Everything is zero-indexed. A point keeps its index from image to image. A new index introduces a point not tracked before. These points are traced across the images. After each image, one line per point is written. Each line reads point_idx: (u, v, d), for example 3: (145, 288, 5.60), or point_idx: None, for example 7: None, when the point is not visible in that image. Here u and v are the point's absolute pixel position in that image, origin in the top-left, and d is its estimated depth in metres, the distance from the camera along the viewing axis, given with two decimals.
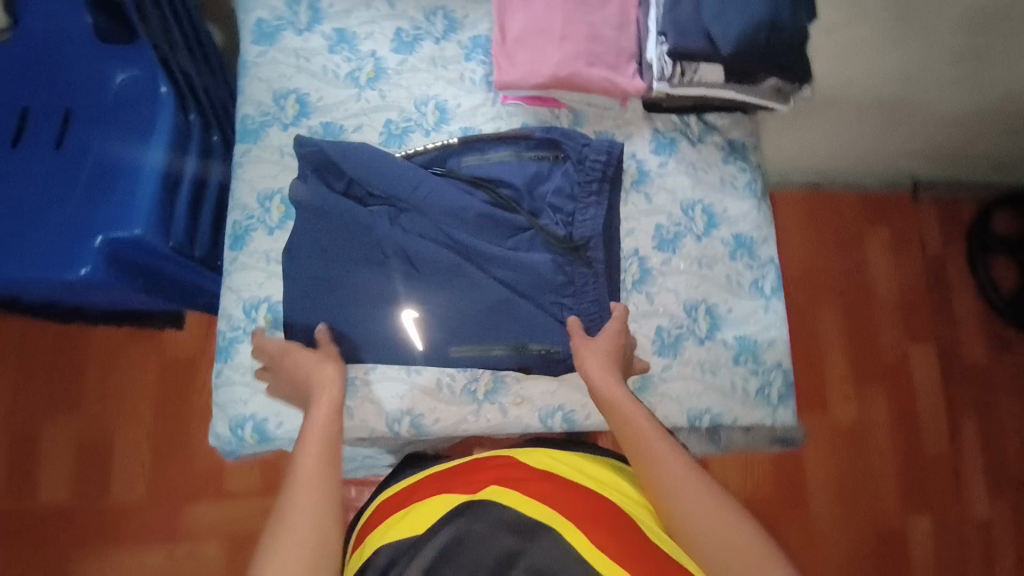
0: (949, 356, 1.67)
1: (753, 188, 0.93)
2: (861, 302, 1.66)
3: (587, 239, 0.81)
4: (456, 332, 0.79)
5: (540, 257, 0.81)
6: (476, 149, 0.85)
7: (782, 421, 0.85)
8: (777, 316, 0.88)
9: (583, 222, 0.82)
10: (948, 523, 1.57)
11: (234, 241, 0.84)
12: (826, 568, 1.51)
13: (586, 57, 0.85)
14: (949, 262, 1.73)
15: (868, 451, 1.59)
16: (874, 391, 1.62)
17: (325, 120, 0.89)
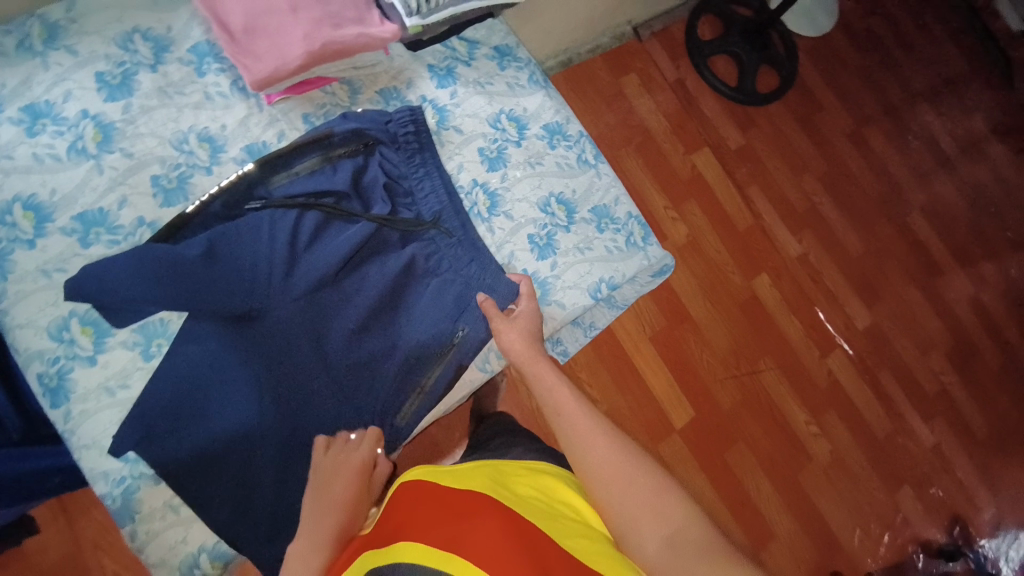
0: (719, 148, 2.00)
1: (535, 79, 0.99)
2: (646, 138, 1.91)
3: (436, 212, 0.85)
4: (387, 408, 0.77)
5: (405, 245, 0.83)
6: (281, 164, 0.77)
7: (655, 254, 0.98)
8: (610, 176, 0.99)
9: (424, 197, 0.85)
10: (780, 272, 1.94)
11: (53, 396, 0.69)
12: (722, 352, 1.78)
13: (329, 20, 0.80)
14: (687, 78, 2.02)
15: (706, 250, 1.87)
16: (689, 204, 1.90)
17: (77, 212, 0.73)
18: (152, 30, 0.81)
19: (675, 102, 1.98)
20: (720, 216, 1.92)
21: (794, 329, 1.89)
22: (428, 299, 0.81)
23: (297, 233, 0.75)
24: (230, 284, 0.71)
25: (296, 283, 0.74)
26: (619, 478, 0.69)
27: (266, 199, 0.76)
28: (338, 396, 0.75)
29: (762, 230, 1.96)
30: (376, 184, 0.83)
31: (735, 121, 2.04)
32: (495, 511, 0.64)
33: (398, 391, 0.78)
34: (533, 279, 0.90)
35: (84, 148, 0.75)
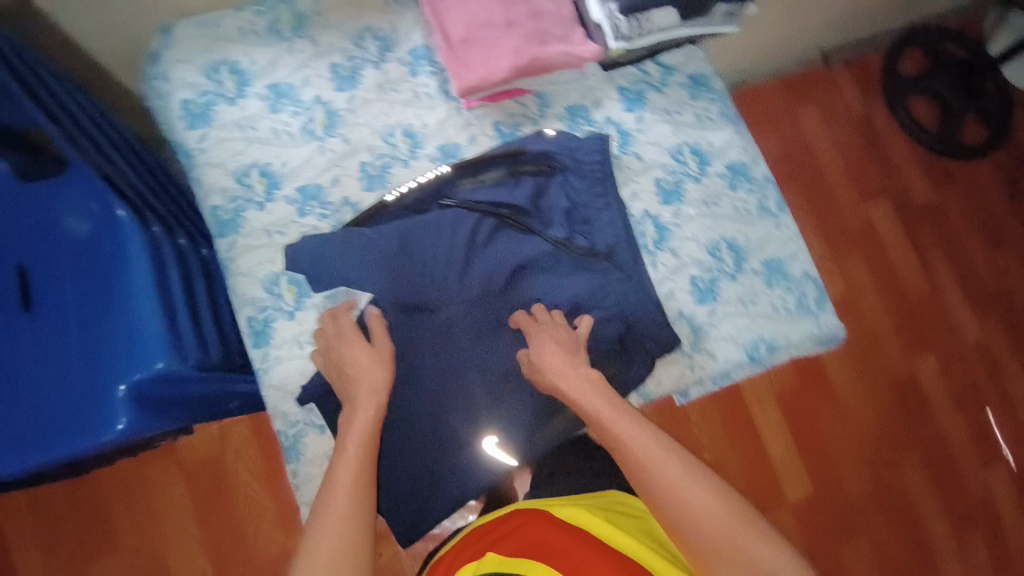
0: (902, 202, 1.76)
1: (727, 114, 0.95)
2: (813, 177, 1.75)
3: (612, 245, 0.86)
4: (528, 423, 0.84)
5: (578, 270, 0.84)
6: (471, 171, 0.85)
7: (827, 324, 0.91)
8: (790, 229, 0.93)
9: (601, 231, 0.87)
10: (950, 356, 1.68)
11: (256, 338, 0.81)
12: (858, 429, 1.59)
13: (537, 37, 0.82)
14: (875, 117, 1.81)
15: (862, 313, 1.67)
16: (852, 257, 1.71)
17: (298, 185, 0.84)
18: (382, 30, 0.89)
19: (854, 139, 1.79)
20: (888, 277, 1.71)
21: (953, 423, 1.64)
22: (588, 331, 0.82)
23: (475, 236, 0.82)
24: (415, 274, 0.80)
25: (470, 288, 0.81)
26: (698, 514, 0.64)
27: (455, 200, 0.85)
28: (484, 392, 0.83)
29: (936, 302, 1.71)
30: (555, 208, 0.86)
31: (926, 172, 1.79)
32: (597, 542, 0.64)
33: (540, 410, 0.85)
34: (687, 322, 0.89)
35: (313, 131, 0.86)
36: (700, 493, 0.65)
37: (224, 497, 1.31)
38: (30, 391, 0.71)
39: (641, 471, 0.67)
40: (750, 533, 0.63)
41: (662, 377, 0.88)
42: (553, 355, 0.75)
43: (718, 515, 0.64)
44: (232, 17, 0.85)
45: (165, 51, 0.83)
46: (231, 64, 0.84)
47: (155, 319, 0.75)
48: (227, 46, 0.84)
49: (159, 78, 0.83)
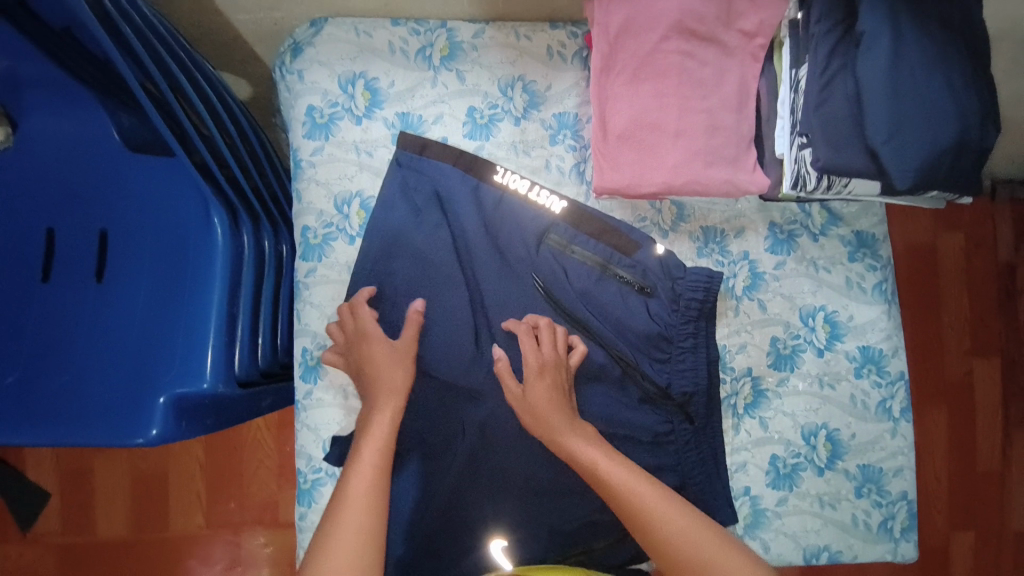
0: (1014, 369, 1.67)
1: (883, 289, 0.81)
2: (926, 307, 1.67)
3: (687, 393, 0.76)
4: (551, 550, 0.77)
5: (638, 409, 0.77)
6: (567, 237, 0.77)
7: (903, 554, 0.80)
8: (906, 440, 0.80)
9: (681, 371, 0.77)
10: (989, 541, 1.65)
11: (305, 372, 0.78)
12: None
13: (704, 156, 0.72)
14: (1021, 269, 1.67)
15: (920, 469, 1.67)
16: (930, 410, 1.69)
17: None
18: (534, 83, 0.80)
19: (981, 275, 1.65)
20: (965, 440, 1.65)
21: None
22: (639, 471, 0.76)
23: (567, 279, 0.77)
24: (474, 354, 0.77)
25: None
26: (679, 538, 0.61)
27: (559, 242, 0.77)
28: (517, 503, 0.77)
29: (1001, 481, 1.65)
30: (640, 329, 0.77)
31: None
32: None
33: (566, 538, 0.77)
34: (751, 502, 0.79)
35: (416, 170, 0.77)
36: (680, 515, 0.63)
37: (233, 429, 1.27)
38: (85, 363, 0.72)
39: (621, 489, 0.65)
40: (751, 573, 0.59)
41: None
42: (552, 399, 0.71)
43: (720, 554, 0.60)
44: (386, 28, 0.78)
45: (308, 47, 0.77)
46: (368, 79, 0.78)
47: (213, 336, 0.73)
48: (370, 60, 0.78)
49: (294, 73, 0.78)
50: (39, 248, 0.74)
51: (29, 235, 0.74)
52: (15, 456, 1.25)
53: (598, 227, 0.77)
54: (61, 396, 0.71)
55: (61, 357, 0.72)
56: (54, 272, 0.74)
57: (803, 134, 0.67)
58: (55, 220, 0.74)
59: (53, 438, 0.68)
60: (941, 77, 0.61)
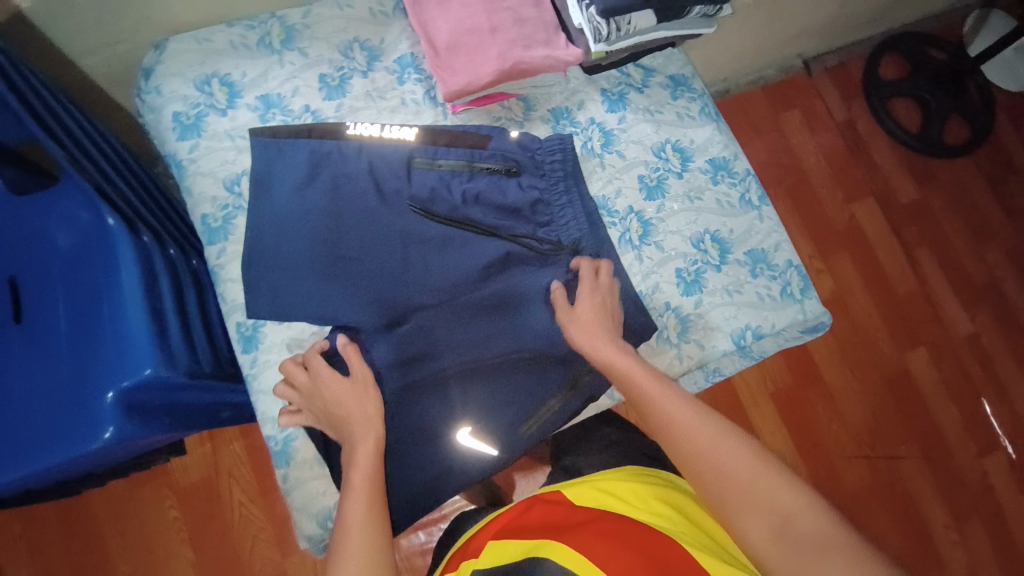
0: (887, 198, 1.91)
1: (707, 113, 0.97)
2: (796, 173, 1.89)
3: (576, 239, 0.89)
4: (519, 418, 0.84)
5: (538, 273, 0.87)
6: (429, 152, 0.88)
7: (813, 311, 0.90)
8: (773, 220, 0.94)
9: (565, 226, 0.89)
10: (939, 349, 1.81)
11: (246, 343, 0.82)
12: (855, 423, 1.71)
13: (521, 42, 0.85)
14: (857, 120, 1.96)
15: (856, 311, 1.81)
16: (841, 258, 1.85)
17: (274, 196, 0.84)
18: (369, 41, 0.92)
19: (829, 135, 1.93)
20: (874, 268, 1.85)
21: (946, 412, 1.76)
22: (561, 323, 0.86)
23: (449, 190, 0.87)
24: (382, 284, 0.83)
25: (450, 270, 0.85)
26: (680, 423, 0.72)
27: (432, 160, 0.88)
28: (483, 389, 0.84)
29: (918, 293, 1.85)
30: (523, 200, 0.88)
31: (908, 171, 1.94)
32: (607, 518, 0.70)
33: (529, 403, 0.85)
34: (675, 313, 0.88)
35: (276, 152, 0.85)
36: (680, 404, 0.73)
37: (219, 520, 1.30)
38: (22, 401, 0.74)
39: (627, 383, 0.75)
40: (775, 478, 0.67)
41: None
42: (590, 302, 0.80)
43: (700, 426, 0.71)
44: (223, 32, 0.88)
45: (158, 65, 0.86)
46: (221, 76, 0.87)
47: (143, 330, 0.76)
48: (218, 60, 0.88)
49: (152, 91, 0.86)
50: None
51: None
52: None
53: (452, 137, 0.89)
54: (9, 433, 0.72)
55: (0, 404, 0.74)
56: None
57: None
58: None
59: (13, 474, 0.70)
60: None
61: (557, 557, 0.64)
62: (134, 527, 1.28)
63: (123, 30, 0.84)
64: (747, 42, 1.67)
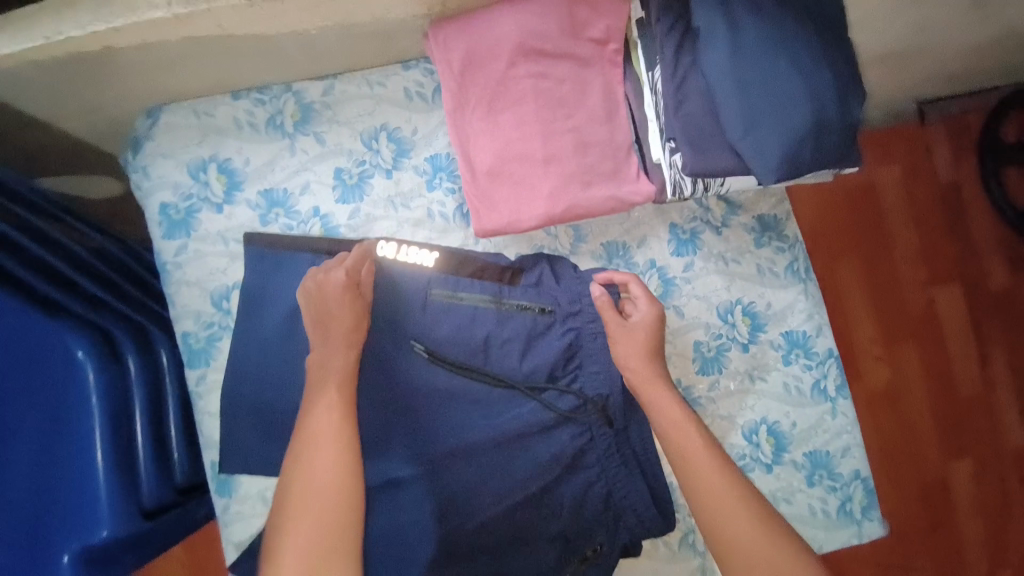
0: (973, 283, 1.59)
1: (795, 269, 0.79)
2: (877, 240, 1.57)
3: (603, 394, 0.73)
4: None
5: (550, 437, 0.72)
6: (450, 284, 0.73)
7: (871, 535, 0.77)
8: (847, 417, 0.78)
9: (595, 376, 0.74)
10: (989, 465, 1.55)
11: (220, 486, 0.73)
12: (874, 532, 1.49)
13: (581, 177, 0.69)
14: (963, 185, 1.60)
15: (906, 408, 1.55)
16: (904, 345, 1.56)
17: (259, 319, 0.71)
18: (398, 130, 0.76)
19: (929, 202, 1.59)
20: (941, 369, 1.57)
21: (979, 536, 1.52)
22: (570, 499, 0.72)
23: (472, 328, 0.72)
24: (364, 433, 0.70)
25: (455, 425, 0.71)
26: (710, 484, 0.62)
27: (453, 295, 0.73)
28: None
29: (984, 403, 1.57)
30: (552, 345, 0.73)
31: (1009, 259, 1.61)
32: None
33: None
34: None
35: (275, 265, 0.72)
36: (711, 463, 0.64)
37: None
38: None
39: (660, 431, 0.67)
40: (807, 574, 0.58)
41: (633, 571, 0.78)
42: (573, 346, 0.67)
43: (730, 492, 0.62)
44: (228, 104, 0.74)
45: (148, 140, 0.73)
46: (220, 161, 0.74)
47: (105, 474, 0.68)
48: (219, 140, 0.74)
49: (138, 170, 0.73)
50: None
51: None
52: None
53: (480, 265, 0.75)
54: None
55: None
56: None
57: (670, 139, 0.65)
58: None
59: None
60: (788, 55, 0.57)
61: None
62: None
63: (107, 99, 0.71)
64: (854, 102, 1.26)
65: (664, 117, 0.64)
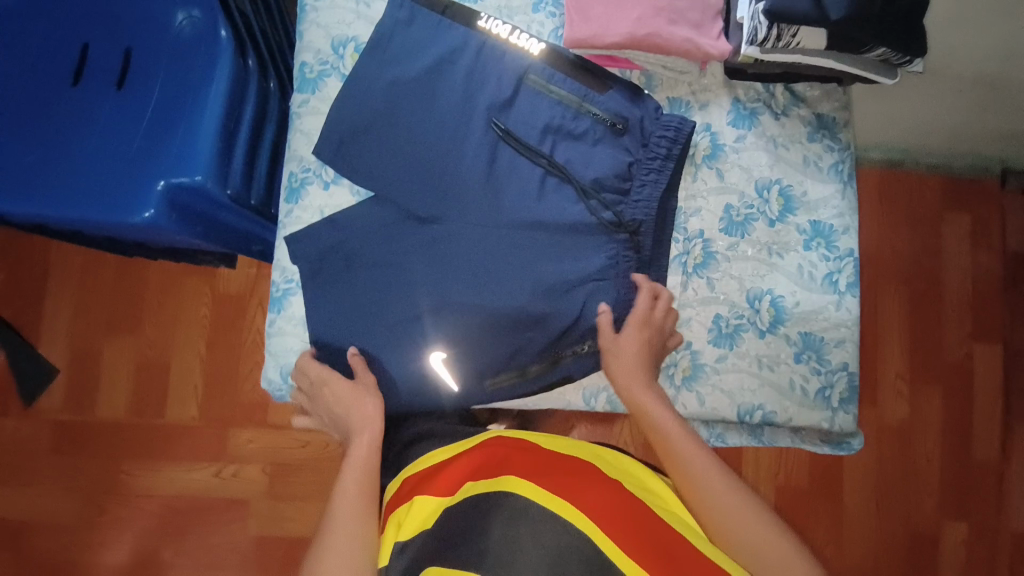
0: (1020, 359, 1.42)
1: (839, 170, 0.85)
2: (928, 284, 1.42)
3: (638, 222, 0.82)
4: (487, 369, 0.82)
5: (582, 241, 0.83)
6: (547, 74, 0.83)
7: (840, 425, 0.82)
8: (850, 314, 0.83)
9: (635, 203, 0.83)
10: (984, 533, 1.41)
11: (290, 193, 0.87)
12: (848, 558, 1.39)
13: (667, 14, 0.77)
14: None
15: (915, 453, 1.41)
16: (929, 392, 1.42)
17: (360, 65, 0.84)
18: None
19: (988, 263, 1.43)
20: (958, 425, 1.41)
21: None
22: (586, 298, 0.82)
23: (548, 123, 0.83)
24: (434, 176, 0.83)
25: (514, 210, 0.82)
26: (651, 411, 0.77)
27: (544, 83, 0.83)
28: (471, 323, 0.82)
29: (995, 475, 1.41)
30: (607, 165, 0.82)
31: None
32: (581, 476, 0.70)
33: (506, 350, 0.82)
34: (690, 356, 0.83)
35: (408, 18, 0.85)
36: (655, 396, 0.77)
37: (233, 337, 1.43)
38: (88, 153, 0.81)
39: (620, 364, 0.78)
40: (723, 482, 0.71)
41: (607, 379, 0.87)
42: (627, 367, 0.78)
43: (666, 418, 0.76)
44: None
45: None
46: None
47: (209, 139, 0.82)
48: None
49: None
50: (72, 57, 0.84)
51: (64, 48, 0.84)
52: (26, 334, 1.44)
53: (578, 66, 0.83)
54: (73, 176, 0.80)
55: (77, 149, 0.81)
56: (84, 79, 0.84)
57: None
58: (89, 37, 0.85)
59: (60, 209, 0.78)
60: None
61: (547, 504, 0.64)
62: (168, 306, 1.43)
63: None
64: (937, 125, 1.21)
65: None
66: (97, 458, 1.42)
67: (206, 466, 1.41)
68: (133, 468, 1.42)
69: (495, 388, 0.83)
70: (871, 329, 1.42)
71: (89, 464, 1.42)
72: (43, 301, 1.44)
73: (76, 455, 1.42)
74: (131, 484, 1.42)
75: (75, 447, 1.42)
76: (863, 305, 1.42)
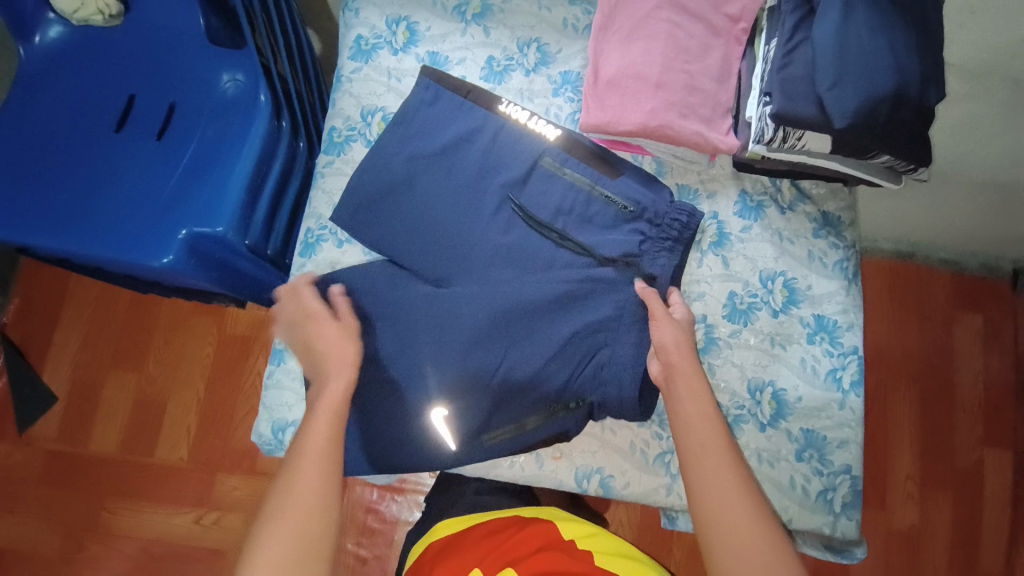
0: None
1: (843, 267, 0.86)
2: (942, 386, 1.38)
3: (654, 274, 0.83)
4: (486, 420, 0.80)
5: (603, 300, 0.81)
6: (560, 158, 0.86)
7: (842, 531, 0.78)
8: (854, 413, 0.81)
9: (652, 262, 0.83)
10: None
11: (305, 248, 0.90)
12: None
13: (679, 108, 0.81)
14: None
15: (924, 566, 1.31)
16: (940, 498, 1.34)
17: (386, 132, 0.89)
18: (547, 45, 0.94)
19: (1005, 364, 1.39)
20: (966, 535, 1.33)
21: None
22: (585, 358, 0.80)
23: (562, 204, 0.86)
24: (445, 243, 0.84)
25: (518, 282, 0.83)
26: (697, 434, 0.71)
27: (558, 168, 0.86)
28: (468, 390, 0.80)
29: None
30: (621, 241, 0.84)
31: None
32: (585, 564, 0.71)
33: (505, 405, 0.80)
34: None
35: (432, 97, 0.89)
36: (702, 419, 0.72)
37: (232, 377, 1.43)
38: (120, 196, 0.85)
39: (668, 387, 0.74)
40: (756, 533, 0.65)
41: (601, 460, 0.84)
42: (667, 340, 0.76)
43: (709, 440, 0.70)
44: None
45: None
46: (410, 22, 0.95)
47: (235, 191, 0.86)
48: (415, 8, 0.95)
49: (352, 11, 0.96)
50: (119, 107, 0.91)
51: (114, 99, 0.91)
52: (31, 360, 1.45)
53: (589, 149, 0.87)
54: (102, 216, 0.84)
55: (109, 192, 0.85)
56: (126, 127, 0.90)
57: (767, 93, 0.74)
58: (138, 91, 0.92)
59: (86, 247, 0.81)
60: (888, 49, 0.69)
61: None
62: (173, 343, 1.44)
63: None
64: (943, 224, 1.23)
65: (766, 77, 0.75)
66: (78, 494, 1.38)
67: (187, 512, 1.37)
68: (113, 507, 1.37)
69: (499, 448, 0.80)
70: (881, 427, 1.38)
71: (69, 499, 1.39)
72: (53, 330, 1.46)
73: (58, 490, 1.39)
74: (108, 525, 1.37)
75: (58, 481, 1.39)
76: (873, 408, 1.38)
